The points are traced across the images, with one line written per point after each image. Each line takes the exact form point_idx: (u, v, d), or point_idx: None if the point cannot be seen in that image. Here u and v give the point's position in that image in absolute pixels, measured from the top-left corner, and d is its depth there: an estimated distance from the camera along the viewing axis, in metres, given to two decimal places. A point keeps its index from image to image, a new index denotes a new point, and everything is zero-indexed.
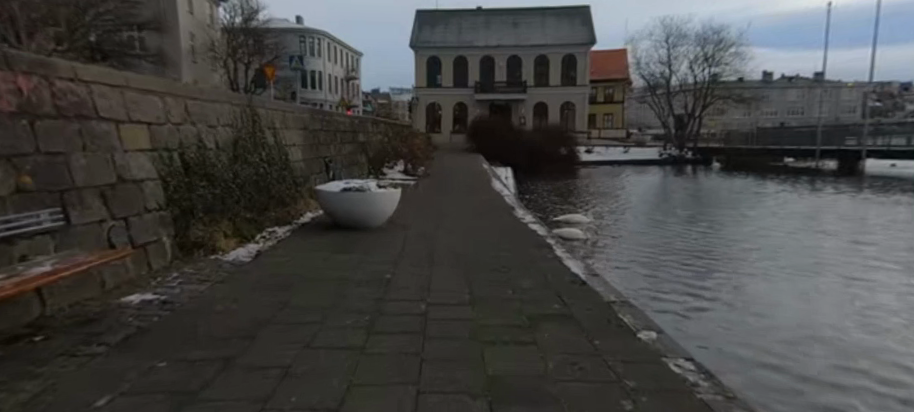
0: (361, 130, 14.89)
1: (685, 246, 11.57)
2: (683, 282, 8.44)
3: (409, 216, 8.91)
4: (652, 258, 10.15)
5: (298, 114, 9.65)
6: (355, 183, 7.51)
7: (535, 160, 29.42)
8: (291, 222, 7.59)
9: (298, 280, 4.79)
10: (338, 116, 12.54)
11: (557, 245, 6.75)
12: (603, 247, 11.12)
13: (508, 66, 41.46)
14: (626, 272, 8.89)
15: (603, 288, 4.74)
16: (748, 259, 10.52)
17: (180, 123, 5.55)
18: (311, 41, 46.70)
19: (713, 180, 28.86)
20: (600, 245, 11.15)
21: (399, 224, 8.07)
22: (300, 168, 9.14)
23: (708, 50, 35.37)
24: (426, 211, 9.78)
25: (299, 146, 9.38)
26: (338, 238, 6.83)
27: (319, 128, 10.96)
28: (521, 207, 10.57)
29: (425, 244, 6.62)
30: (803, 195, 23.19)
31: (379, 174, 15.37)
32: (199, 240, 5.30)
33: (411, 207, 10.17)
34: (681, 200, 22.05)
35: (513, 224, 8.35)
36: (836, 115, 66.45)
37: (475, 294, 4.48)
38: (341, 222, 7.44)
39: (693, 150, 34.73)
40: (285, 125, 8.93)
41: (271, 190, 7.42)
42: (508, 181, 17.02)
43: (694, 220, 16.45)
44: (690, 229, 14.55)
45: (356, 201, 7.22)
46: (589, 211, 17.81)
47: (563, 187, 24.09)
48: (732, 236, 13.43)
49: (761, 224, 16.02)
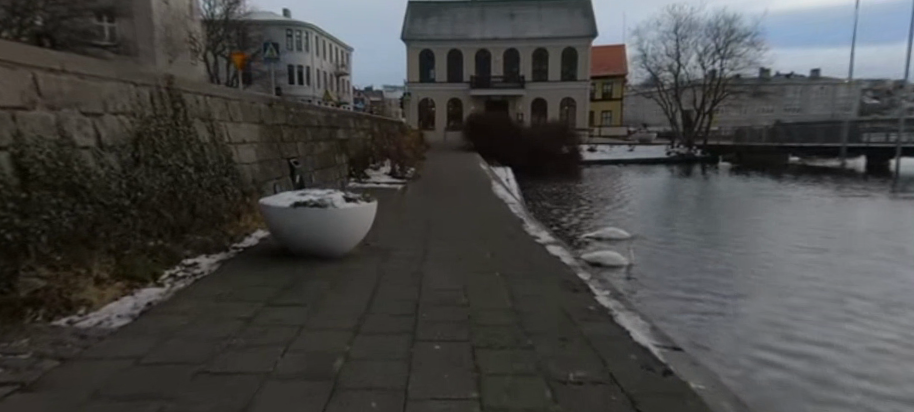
0: (340, 125, 12.89)
1: (720, 260, 9.77)
2: (740, 309, 6.66)
3: (388, 234, 6.97)
4: (688, 275, 8.32)
5: (249, 103, 7.59)
6: (312, 196, 5.50)
7: (539, 158, 27.42)
8: (226, 248, 5.61)
9: (185, 370, 2.85)
10: (309, 109, 10.55)
11: (593, 284, 4.82)
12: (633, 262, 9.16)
13: (505, 60, 39.49)
14: (666, 297, 7.02)
15: (703, 385, 2.86)
16: (802, 275, 8.76)
17: (20, 107, 3.56)
18: (299, 35, 44.64)
19: (725, 181, 27.06)
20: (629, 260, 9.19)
21: (377, 248, 6.10)
22: (248, 172, 7.12)
23: (721, 40, 33.38)
24: (410, 226, 7.86)
25: (248, 144, 7.34)
26: (283, 274, 4.84)
27: (282, 121, 8.92)
28: (528, 220, 8.64)
29: (407, 285, 4.67)
30: (827, 198, 21.51)
31: (360, 178, 13.42)
32: (41, 295, 3.37)
33: (390, 220, 8.23)
34: (695, 205, 20.24)
35: (524, 247, 6.45)
36: (836, 112, 65.13)
37: (483, 404, 2.57)
38: (293, 249, 5.46)
39: (702, 148, 32.95)
40: (231, 117, 6.92)
41: (196, 206, 5.42)
42: (510, 184, 15.10)
43: (717, 228, 14.72)
44: (714, 240, 12.74)
45: (313, 223, 5.24)
46: (597, 218, 15.94)
47: (567, 191, 22.25)
48: (767, 247, 11.69)
49: (792, 233, 14.32)
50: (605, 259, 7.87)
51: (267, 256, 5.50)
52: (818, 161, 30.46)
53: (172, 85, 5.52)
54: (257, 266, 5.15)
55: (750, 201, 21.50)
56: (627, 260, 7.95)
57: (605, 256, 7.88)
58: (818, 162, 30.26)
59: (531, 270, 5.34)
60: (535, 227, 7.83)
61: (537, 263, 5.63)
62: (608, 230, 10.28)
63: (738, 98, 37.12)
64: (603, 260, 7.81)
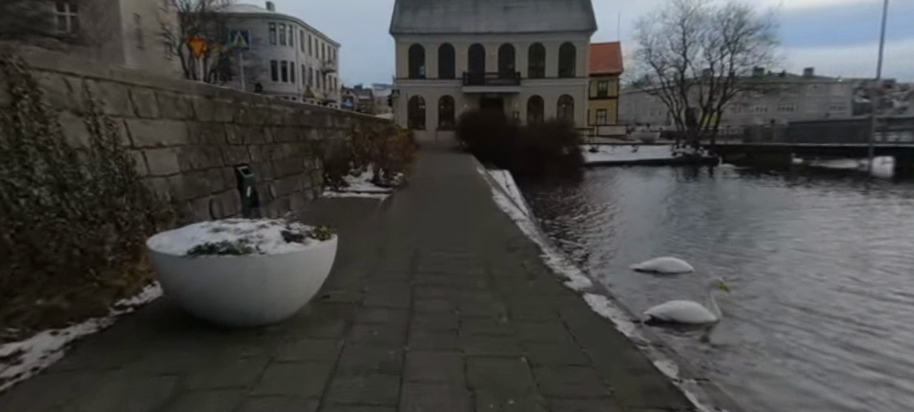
0: (313, 125, 10.89)
1: (772, 294, 7.92)
2: (850, 386, 4.79)
3: (356, 277, 4.99)
4: (748, 320, 6.44)
5: (172, 90, 5.57)
6: (231, 231, 3.53)
7: (538, 159, 25.61)
8: (93, 317, 3.64)
9: None
10: (270, 105, 8.56)
11: (689, 390, 2.88)
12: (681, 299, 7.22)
13: (499, 55, 37.56)
14: (746, 363, 5.13)
15: None
16: (884, 315, 6.94)
17: None
18: (282, 29, 42.46)
19: (734, 185, 25.34)
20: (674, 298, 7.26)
21: (335, 304, 4.12)
22: (161, 187, 5.12)
23: (731, 34, 31.61)
24: (390, 258, 5.88)
25: (166, 148, 5.32)
26: (162, 375, 2.86)
27: (226, 117, 6.89)
28: (545, 246, 6.69)
29: (371, 398, 2.71)
30: (853, 205, 19.83)
31: (338, 186, 11.46)
32: None
33: (364, 251, 6.24)
34: (707, 215, 18.51)
35: (549, 298, 4.50)
36: (831, 113, 63.87)
37: None
38: (198, 315, 3.46)
39: (708, 149, 31.26)
40: (137, 111, 4.93)
41: (42, 252, 3.44)
42: (512, 191, 13.18)
43: (742, 246, 12.97)
44: (748, 263, 10.96)
45: (225, 278, 3.25)
46: (606, 234, 14.15)
47: (568, 200, 20.43)
48: (814, 273, 9.91)
49: (829, 250, 12.57)
50: (676, 314, 5.79)
51: (154, 327, 3.50)
52: (829, 164, 29.08)
53: (16, 57, 3.54)
54: (130, 352, 3.16)
55: (766, 208, 19.89)
56: (704, 312, 5.91)
57: (677, 309, 5.79)
58: (829, 164, 28.86)
59: (574, 348, 3.40)
60: (559, 260, 5.89)
61: (579, 331, 3.66)
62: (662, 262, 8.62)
63: (744, 96, 35.48)
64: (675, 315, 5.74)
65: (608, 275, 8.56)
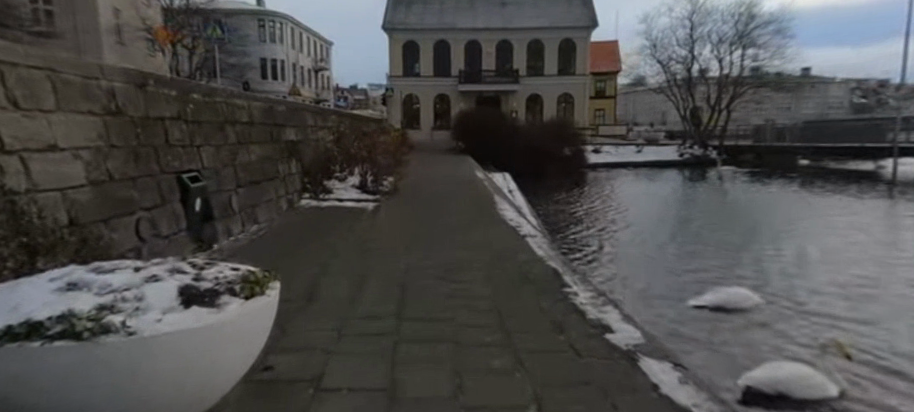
0: (289, 122, 9.49)
1: (839, 331, 6.65)
2: None
3: (319, 331, 3.62)
4: (843, 380, 5.12)
5: (77, 74, 4.20)
6: (88, 290, 2.16)
7: (538, 160, 24.32)
8: None
9: None
10: (233, 98, 7.20)
11: None
12: (737, 349, 5.93)
13: (497, 52, 36.25)
14: None
15: None
16: None
17: None
18: (271, 26, 41.04)
19: (744, 188, 24.05)
20: (729, 347, 5.96)
21: (275, 390, 2.75)
22: (48, 208, 3.70)
23: (741, 28, 30.57)
24: (370, 296, 4.51)
25: (61, 152, 3.94)
26: None
27: (166, 112, 5.48)
28: (568, 275, 5.33)
29: None
30: (875, 210, 18.71)
31: (319, 193, 10.08)
32: None
33: (338, 285, 4.86)
34: (721, 220, 17.26)
35: (592, 367, 3.14)
36: (829, 113, 62.99)
37: None
38: None
39: (718, 150, 30.42)
40: (15, 99, 3.56)
41: None
42: (516, 198, 11.81)
43: (777, 258, 11.66)
44: (793, 281, 9.62)
45: (57, 378, 1.91)
46: (615, 245, 12.88)
47: (571, 205, 19.09)
48: (874, 294, 8.62)
49: (870, 263, 11.37)
50: (792, 383, 4.53)
51: None
52: (843, 166, 27.91)
53: None
54: None
55: (784, 213, 18.72)
56: (824, 381, 4.66)
57: (793, 379, 4.53)
58: (844, 166, 27.70)
59: None
60: (588, 296, 4.53)
61: None
62: (720, 296, 7.29)
63: (754, 95, 34.38)
64: (795, 387, 4.47)
65: (639, 310, 7.28)
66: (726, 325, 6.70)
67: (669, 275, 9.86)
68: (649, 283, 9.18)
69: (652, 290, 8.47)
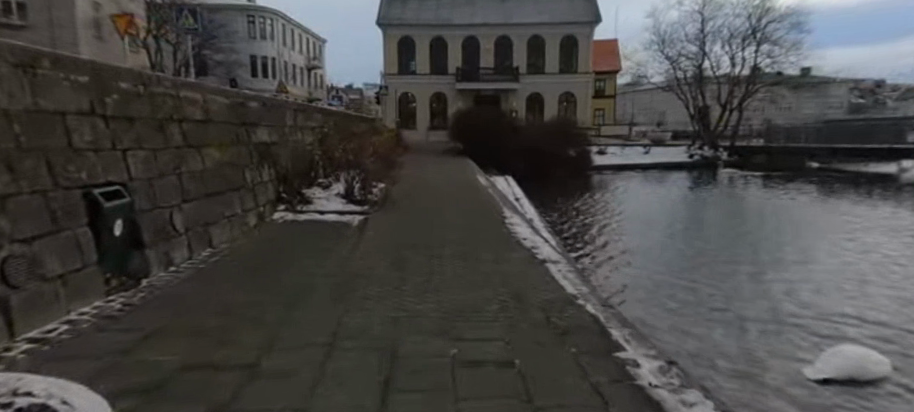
0: (260, 121, 7.99)
1: None
2: None
3: None
4: None
5: None
6: None
7: (544, 163, 22.98)
8: None
9: None
10: (180, 90, 5.77)
11: None
12: None
13: (496, 49, 34.85)
14: None
15: None
16: None
17: None
18: (262, 22, 39.67)
19: (758, 192, 22.68)
20: None
21: None
22: None
23: (756, 22, 29.20)
24: (341, 372, 3.10)
25: None
26: None
27: (70, 105, 4.04)
28: (616, 327, 3.91)
29: None
30: (907, 217, 17.38)
31: (298, 203, 8.61)
32: None
33: (298, 347, 3.45)
34: (742, 227, 15.84)
35: None
36: (835, 112, 61.69)
37: None
38: None
39: (729, 151, 29.15)
40: None
41: None
42: (526, 208, 10.34)
43: (824, 274, 10.21)
44: (860, 306, 8.13)
45: None
46: (632, 258, 11.44)
47: (578, 211, 17.66)
48: None
49: None
50: None
51: None
52: (861, 167, 26.55)
53: None
54: None
55: (809, 218, 17.41)
56: None
57: None
58: (862, 168, 26.45)
59: None
60: (656, 371, 3.15)
61: None
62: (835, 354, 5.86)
63: (764, 93, 33.10)
64: None
65: (691, 359, 5.97)
66: (823, 390, 5.22)
67: (709, 297, 8.49)
68: (695, 312, 7.67)
69: (697, 325, 7.12)
